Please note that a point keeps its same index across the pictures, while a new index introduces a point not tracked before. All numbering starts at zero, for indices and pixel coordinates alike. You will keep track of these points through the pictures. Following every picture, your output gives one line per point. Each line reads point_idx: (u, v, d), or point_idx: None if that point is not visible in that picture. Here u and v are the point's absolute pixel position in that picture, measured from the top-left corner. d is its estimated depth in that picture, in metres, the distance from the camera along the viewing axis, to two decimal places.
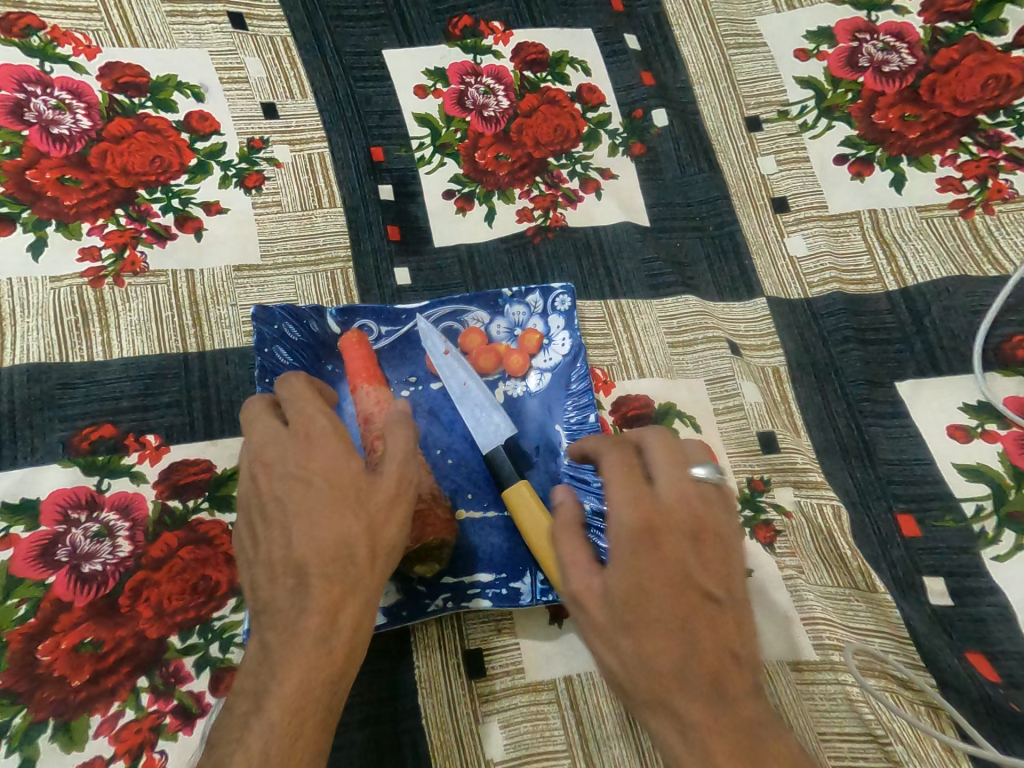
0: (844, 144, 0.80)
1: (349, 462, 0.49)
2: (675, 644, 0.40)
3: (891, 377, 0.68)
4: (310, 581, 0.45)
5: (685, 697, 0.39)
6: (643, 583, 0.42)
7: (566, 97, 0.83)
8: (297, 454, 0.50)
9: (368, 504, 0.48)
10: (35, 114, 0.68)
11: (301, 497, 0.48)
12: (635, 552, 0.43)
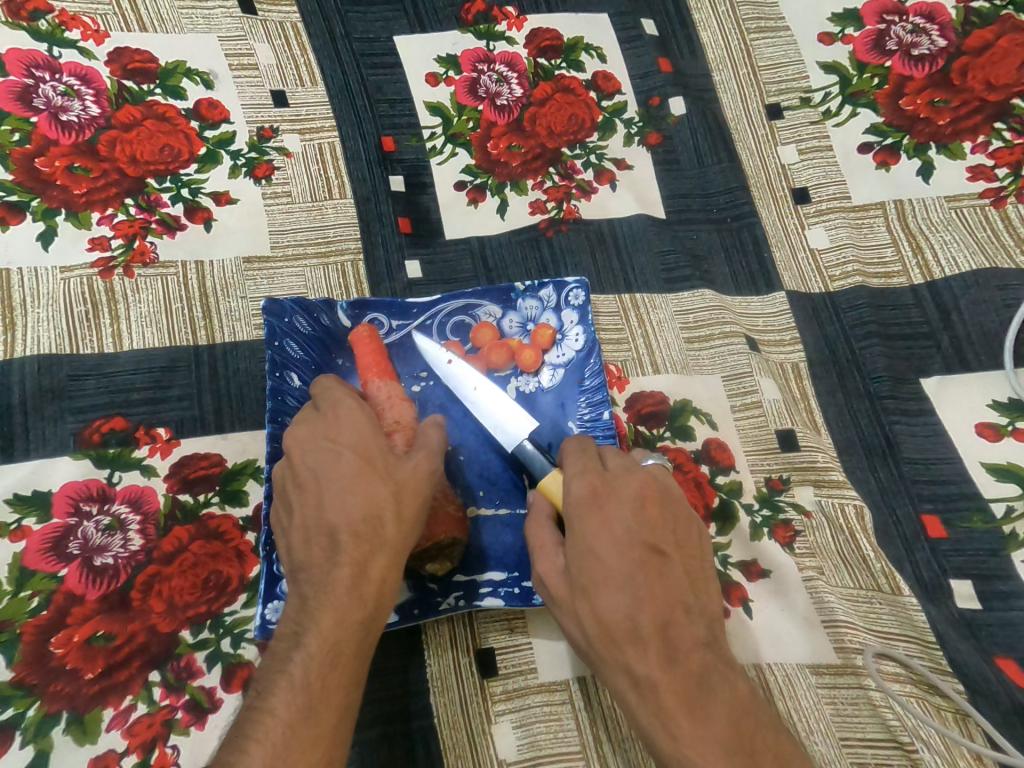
0: (868, 132, 0.78)
1: (376, 435, 0.51)
2: (628, 608, 0.44)
3: (916, 373, 0.67)
4: (341, 542, 0.46)
5: (641, 656, 0.43)
6: (594, 556, 0.46)
7: (581, 84, 0.81)
8: (324, 429, 0.51)
9: (397, 473, 0.49)
10: (44, 101, 0.67)
11: (329, 468, 0.49)
12: (589, 528, 0.47)
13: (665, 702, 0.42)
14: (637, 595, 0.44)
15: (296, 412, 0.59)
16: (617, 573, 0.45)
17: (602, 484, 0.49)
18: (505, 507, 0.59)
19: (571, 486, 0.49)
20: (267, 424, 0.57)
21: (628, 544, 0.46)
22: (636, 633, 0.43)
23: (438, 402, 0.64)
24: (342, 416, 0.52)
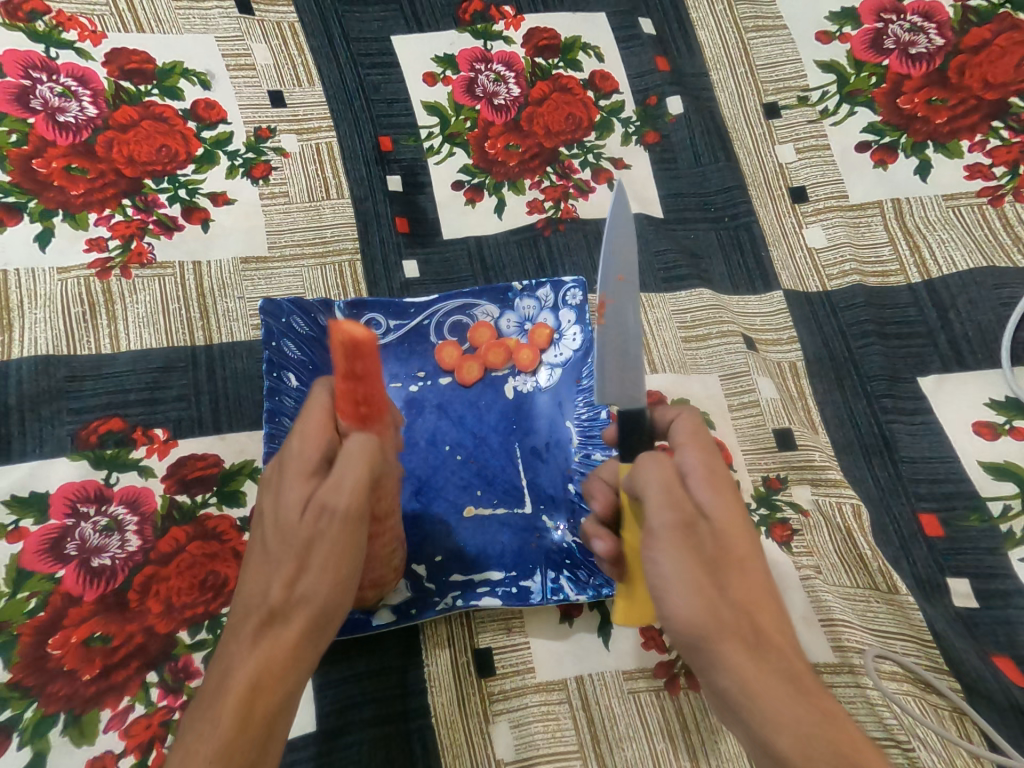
0: (865, 130, 0.78)
1: (303, 493, 0.41)
2: (771, 583, 0.41)
3: (913, 372, 0.67)
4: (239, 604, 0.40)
5: (778, 635, 0.39)
6: (748, 524, 0.42)
7: (579, 84, 0.81)
8: (273, 466, 0.44)
9: (301, 555, 0.40)
10: (40, 102, 0.67)
11: (259, 520, 0.43)
12: (739, 496, 0.43)
13: (798, 682, 0.38)
14: (779, 574, 0.41)
15: (293, 413, 0.58)
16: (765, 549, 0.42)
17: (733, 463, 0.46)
18: (502, 506, 0.59)
19: (707, 448, 0.45)
20: (264, 425, 0.56)
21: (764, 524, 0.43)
22: (776, 610, 0.40)
23: (436, 402, 0.64)
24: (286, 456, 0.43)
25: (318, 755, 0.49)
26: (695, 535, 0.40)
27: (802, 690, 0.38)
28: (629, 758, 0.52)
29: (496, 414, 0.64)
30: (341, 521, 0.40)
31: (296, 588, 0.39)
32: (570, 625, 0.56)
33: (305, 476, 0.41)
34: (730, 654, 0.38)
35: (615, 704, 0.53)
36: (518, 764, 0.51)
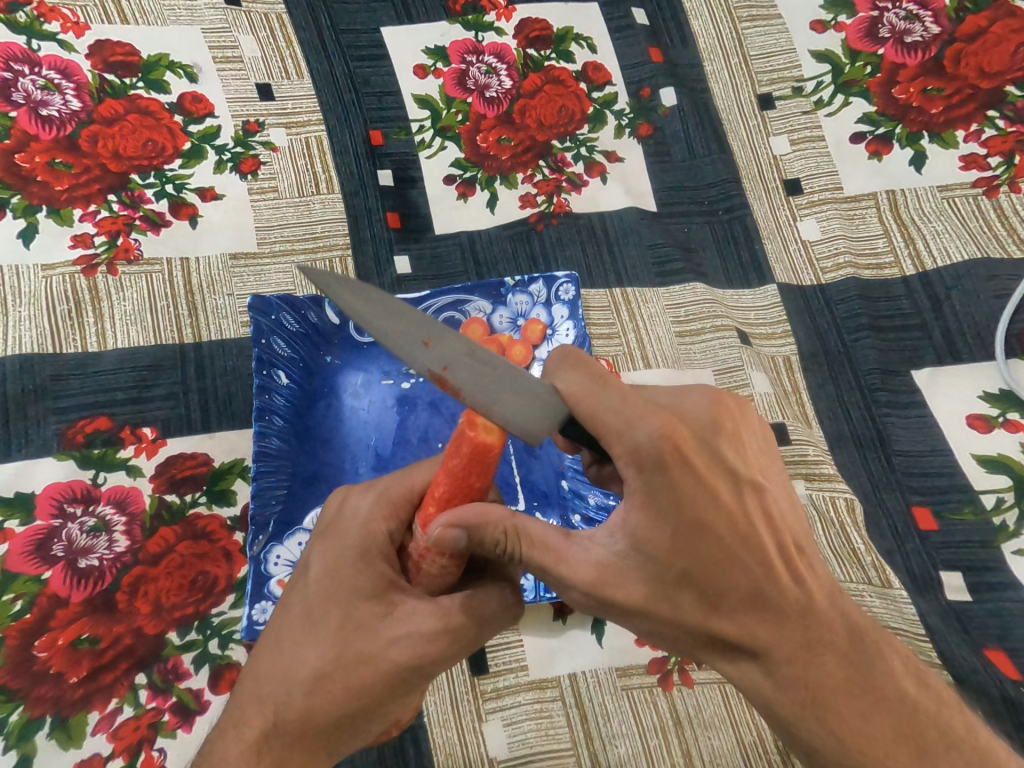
0: (860, 121, 0.77)
1: (371, 586, 0.40)
2: (728, 582, 0.36)
3: (907, 365, 0.66)
4: (271, 675, 0.39)
5: (757, 631, 0.37)
6: (686, 531, 0.35)
7: (571, 76, 0.80)
8: (338, 537, 0.41)
9: (344, 658, 0.38)
10: (22, 95, 0.66)
11: (303, 592, 0.41)
12: (666, 499, 0.35)
13: (789, 668, 0.37)
14: (734, 568, 0.36)
15: (284, 410, 0.58)
16: (714, 543, 0.36)
17: (669, 423, 0.36)
18: None
19: (622, 432, 0.36)
20: (254, 422, 0.56)
21: (711, 501, 0.36)
22: (743, 605, 0.36)
23: (429, 399, 0.64)
24: (358, 536, 0.41)
25: None
26: (632, 580, 0.37)
27: (799, 674, 0.37)
28: (622, 755, 0.52)
29: None
30: (398, 643, 0.39)
31: (325, 694, 0.38)
32: (564, 622, 0.56)
33: (375, 567, 0.40)
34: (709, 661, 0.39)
35: (608, 702, 0.53)
36: (511, 761, 0.51)
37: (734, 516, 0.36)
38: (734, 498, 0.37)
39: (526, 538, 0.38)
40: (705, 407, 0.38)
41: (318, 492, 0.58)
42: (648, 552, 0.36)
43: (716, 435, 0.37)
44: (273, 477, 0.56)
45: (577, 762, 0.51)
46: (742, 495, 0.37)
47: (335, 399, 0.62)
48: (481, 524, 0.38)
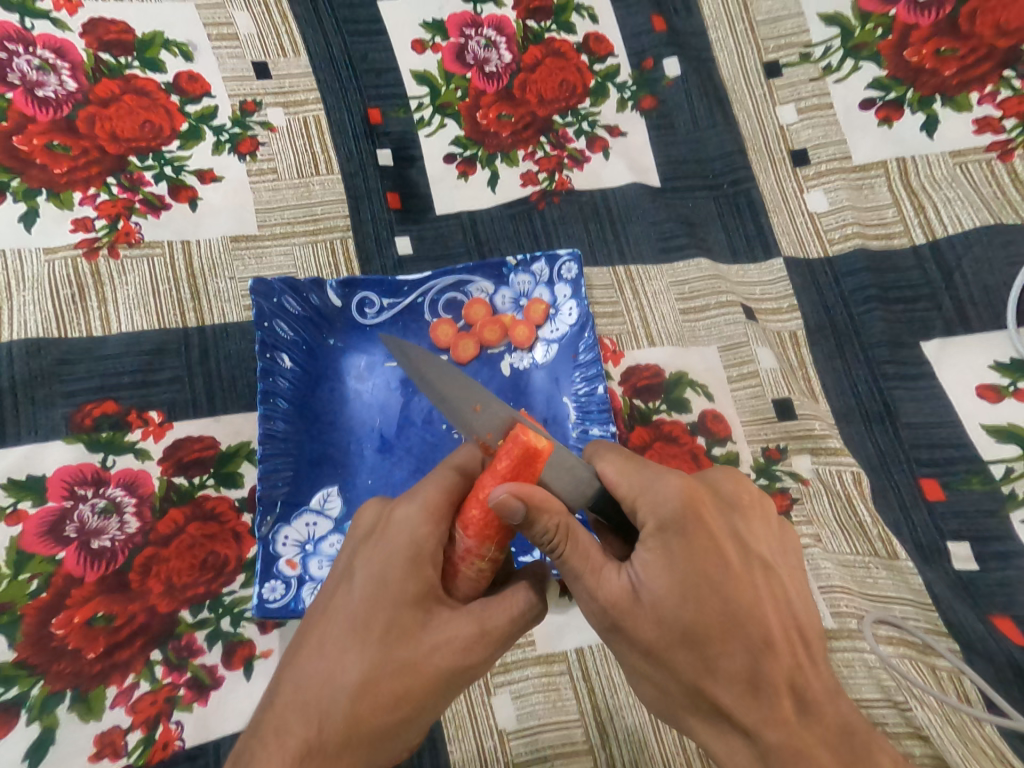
0: (871, 86, 0.75)
1: (414, 594, 0.41)
2: (729, 645, 0.37)
3: (916, 337, 0.65)
4: (316, 676, 0.40)
5: (752, 708, 0.37)
6: (700, 585, 0.38)
7: (572, 48, 0.78)
8: (383, 541, 0.42)
9: (385, 661, 0.40)
10: (19, 76, 0.65)
11: (348, 595, 0.41)
12: (685, 552, 0.38)
13: (783, 755, 0.37)
14: (739, 635, 0.37)
15: (287, 393, 0.59)
16: (722, 605, 0.38)
17: (695, 483, 0.41)
18: None
19: (649, 485, 0.40)
20: (259, 405, 0.57)
21: (724, 565, 0.38)
22: (740, 673, 0.37)
23: None
24: (404, 545, 0.41)
25: None
26: (638, 626, 0.38)
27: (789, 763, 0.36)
28: (629, 726, 0.52)
29: (492, 392, 0.63)
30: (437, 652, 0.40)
31: (367, 696, 0.39)
32: (570, 598, 0.56)
33: (417, 576, 0.41)
34: (696, 724, 0.39)
35: (614, 675, 0.54)
36: (519, 733, 0.52)
37: (747, 585, 0.39)
38: (745, 567, 0.39)
39: (579, 534, 0.39)
40: (725, 480, 0.44)
41: (323, 474, 0.58)
42: (659, 601, 0.38)
43: (731, 509, 0.42)
44: (279, 460, 0.56)
45: (585, 733, 0.52)
46: (752, 566, 0.40)
47: (338, 382, 0.62)
48: (543, 508, 0.38)
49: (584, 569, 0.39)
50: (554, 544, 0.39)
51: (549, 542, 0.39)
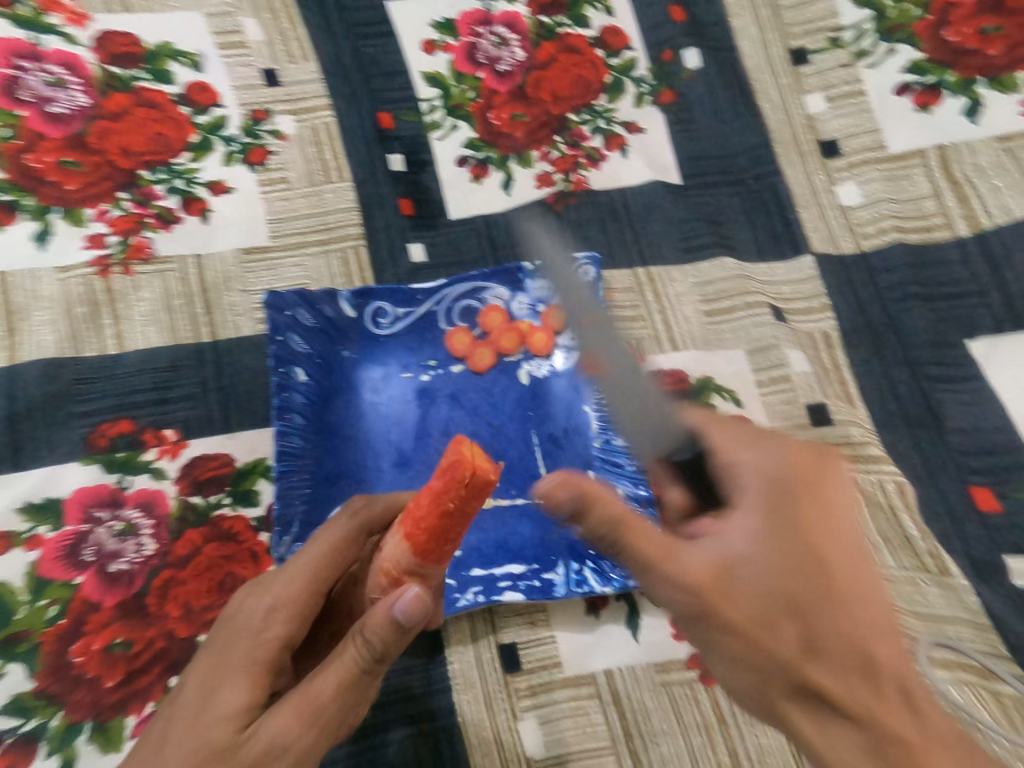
0: (906, 70, 0.71)
1: (238, 675, 0.36)
2: (826, 628, 0.36)
3: (962, 336, 0.61)
4: (159, 758, 0.34)
5: (857, 687, 0.35)
6: (791, 553, 0.37)
7: (587, 43, 0.76)
8: (230, 620, 0.38)
9: (186, 755, 0.34)
10: (30, 92, 0.65)
11: (198, 673, 0.37)
12: (781, 522, 0.38)
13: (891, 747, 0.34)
14: (835, 613, 0.36)
15: (303, 409, 0.56)
16: (820, 580, 0.37)
17: (788, 460, 0.40)
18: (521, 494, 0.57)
19: (739, 454, 0.40)
20: (274, 422, 0.54)
21: (823, 541, 0.38)
22: (839, 656, 0.36)
23: (449, 391, 0.62)
24: (241, 621, 0.38)
25: (345, 754, 0.48)
26: (727, 601, 0.37)
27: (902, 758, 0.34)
28: (665, 755, 0.50)
29: (512, 402, 0.61)
30: (242, 764, 0.34)
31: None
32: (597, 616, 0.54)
33: (243, 659, 0.36)
34: (786, 699, 0.37)
35: (647, 700, 0.51)
36: (549, 760, 0.49)
37: (849, 569, 0.37)
38: (852, 546, 0.38)
39: (409, 629, 0.37)
40: (826, 456, 0.41)
41: (341, 490, 0.56)
42: (757, 566, 0.37)
43: (834, 485, 0.40)
44: (296, 479, 0.54)
45: (618, 762, 0.50)
46: (850, 547, 0.38)
47: (353, 394, 0.60)
48: (596, 503, 0.40)
49: (657, 557, 0.38)
50: (371, 636, 0.36)
51: (372, 637, 0.36)
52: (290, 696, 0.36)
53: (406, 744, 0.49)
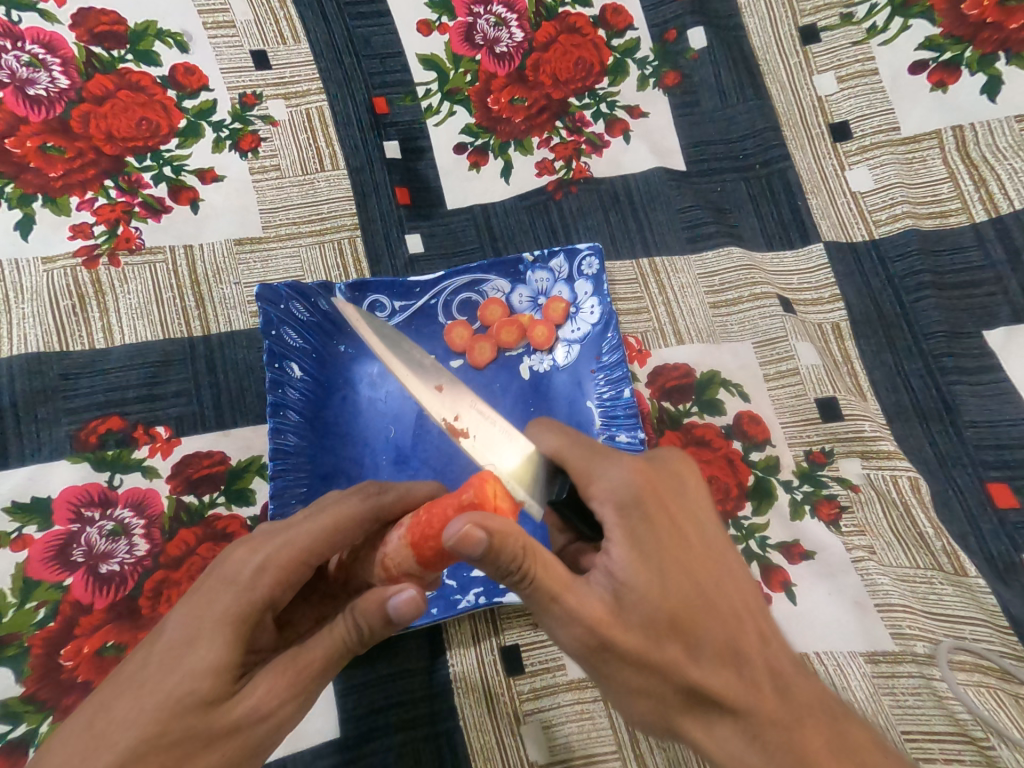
0: (922, 47, 0.68)
1: (227, 626, 0.33)
2: (708, 634, 0.36)
3: (978, 326, 0.60)
4: (129, 708, 0.31)
5: (739, 684, 0.36)
6: (666, 569, 0.37)
7: (589, 23, 0.73)
8: (224, 570, 0.36)
9: (156, 707, 0.31)
10: (8, 73, 0.62)
11: (179, 621, 0.34)
12: (647, 540, 0.37)
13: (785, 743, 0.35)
14: (712, 618, 0.37)
15: (299, 405, 0.55)
16: (691, 589, 0.37)
17: (643, 471, 0.39)
18: None
19: (598, 476, 0.40)
20: (268, 419, 0.53)
21: (684, 551, 0.38)
22: (724, 657, 0.36)
23: None
24: (232, 571, 0.35)
25: (344, 761, 0.47)
26: (619, 634, 0.35)
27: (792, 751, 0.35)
28: (671, 759, 0.49)
29: (512, 398, 0.59)
30: (217, 722, 0.32)
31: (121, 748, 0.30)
32: None
33: (229, 609, 0.34)
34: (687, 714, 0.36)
35: None
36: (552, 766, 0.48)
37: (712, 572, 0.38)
38: (710, 548, 0.39)
39: (401, 623, 0.37)
40: (670, 459, 0.42)
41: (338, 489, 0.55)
42: (636, 591, 0.36)
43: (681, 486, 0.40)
44: (293, 475, 0.52)
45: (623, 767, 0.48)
46: (708, 546, 0.39)
47: (350, 390, 0.58)
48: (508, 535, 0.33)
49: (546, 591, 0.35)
50: (364, 619, 0.36)
51: (364, 619, 0.36)
52: (280, 662, 0.35)
53: (407, 750, 0.48)
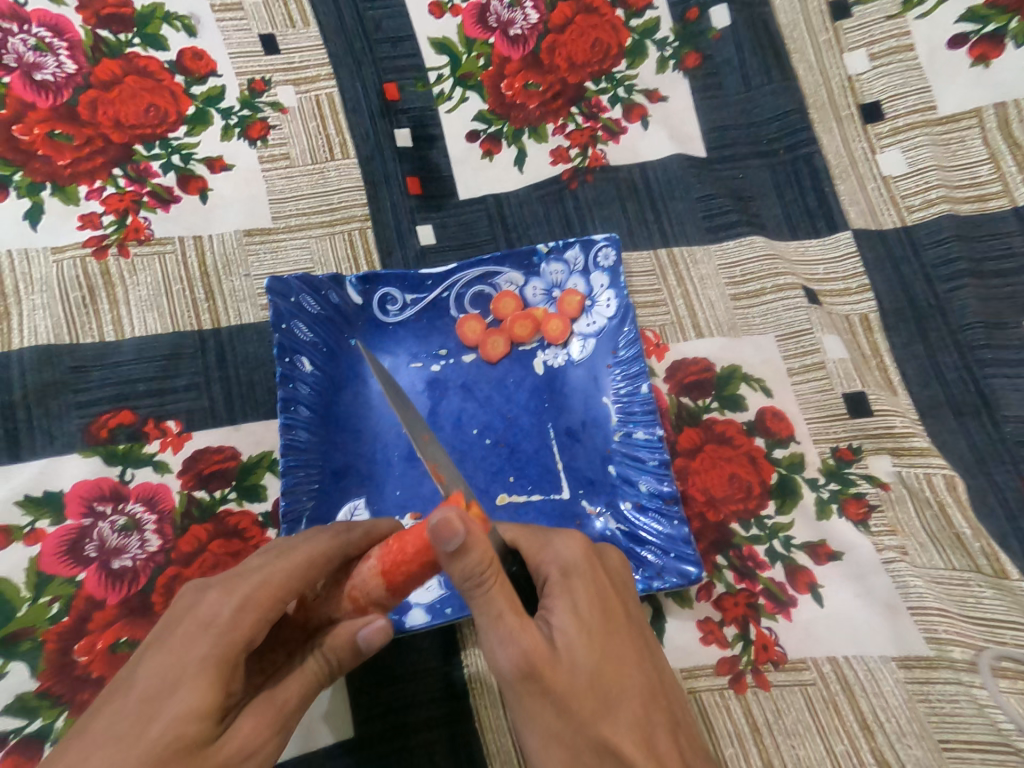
0: (962, 20, 0.64)
1: (208, 669, 0.33)
2: (627, 697, 0.37)
3: (1018, 316, 0.57)
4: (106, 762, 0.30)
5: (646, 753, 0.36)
6: (605, 623, 0.38)
7: (606, 3, 0.70)
8: (197, 614, 0.35)
9: (139, 759, 0.30)
10: (15, 58, 0.62)
11: (154, 668, 0.33)
12: (593, 593, 0.39)
13: None
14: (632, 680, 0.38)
15: (309, 400, 0.54)
16: (620, 649, 0.38)
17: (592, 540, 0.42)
18: (536, 492, 0.54)
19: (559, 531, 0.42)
20: (279, 414, 0.52)
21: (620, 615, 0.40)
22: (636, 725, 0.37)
23: (460, 382, 0.58)
24: (204, 615, 0.35)
25: (358, 762, 0.46)
26: (554, 672, 0.36)
27: None
28: None
29: (525, 394, 0.58)
30: (206, 766, 0.32)
31: None
32: None
33: (210, 653, 0.34)
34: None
35: None
36: None
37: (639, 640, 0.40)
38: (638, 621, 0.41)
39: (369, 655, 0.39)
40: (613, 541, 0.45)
41: (349, 486, 0.54)
42: (576, 634, 0.37)
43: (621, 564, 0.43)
44: (303, 471, 0.51)
45: None
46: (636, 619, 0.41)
47: (361, 385, 0.57)
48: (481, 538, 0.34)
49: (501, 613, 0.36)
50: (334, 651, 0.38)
51: (334, 654, 0.38)
52: (259, 701, 0.35)
53: (421, 752, 0.47)
